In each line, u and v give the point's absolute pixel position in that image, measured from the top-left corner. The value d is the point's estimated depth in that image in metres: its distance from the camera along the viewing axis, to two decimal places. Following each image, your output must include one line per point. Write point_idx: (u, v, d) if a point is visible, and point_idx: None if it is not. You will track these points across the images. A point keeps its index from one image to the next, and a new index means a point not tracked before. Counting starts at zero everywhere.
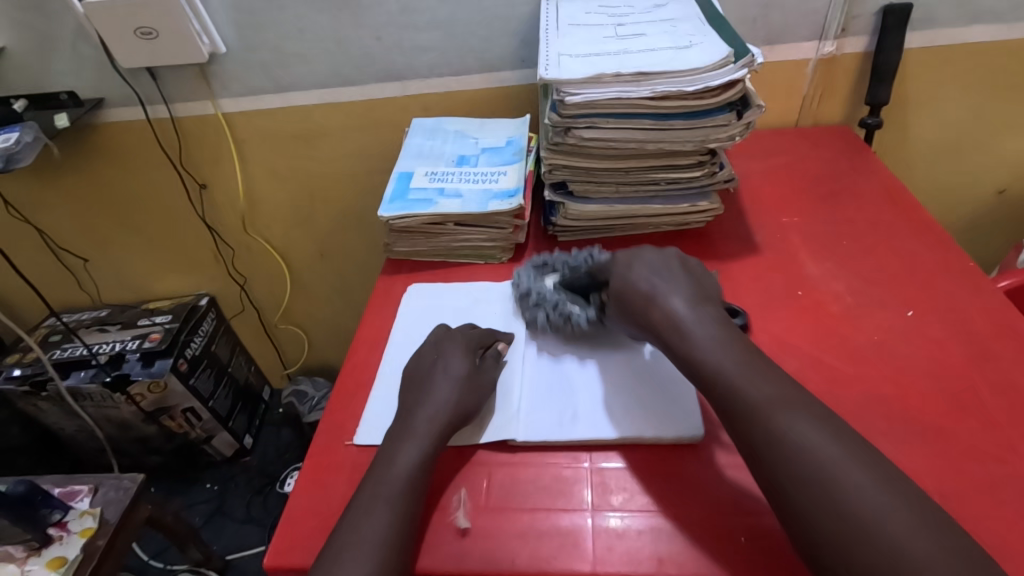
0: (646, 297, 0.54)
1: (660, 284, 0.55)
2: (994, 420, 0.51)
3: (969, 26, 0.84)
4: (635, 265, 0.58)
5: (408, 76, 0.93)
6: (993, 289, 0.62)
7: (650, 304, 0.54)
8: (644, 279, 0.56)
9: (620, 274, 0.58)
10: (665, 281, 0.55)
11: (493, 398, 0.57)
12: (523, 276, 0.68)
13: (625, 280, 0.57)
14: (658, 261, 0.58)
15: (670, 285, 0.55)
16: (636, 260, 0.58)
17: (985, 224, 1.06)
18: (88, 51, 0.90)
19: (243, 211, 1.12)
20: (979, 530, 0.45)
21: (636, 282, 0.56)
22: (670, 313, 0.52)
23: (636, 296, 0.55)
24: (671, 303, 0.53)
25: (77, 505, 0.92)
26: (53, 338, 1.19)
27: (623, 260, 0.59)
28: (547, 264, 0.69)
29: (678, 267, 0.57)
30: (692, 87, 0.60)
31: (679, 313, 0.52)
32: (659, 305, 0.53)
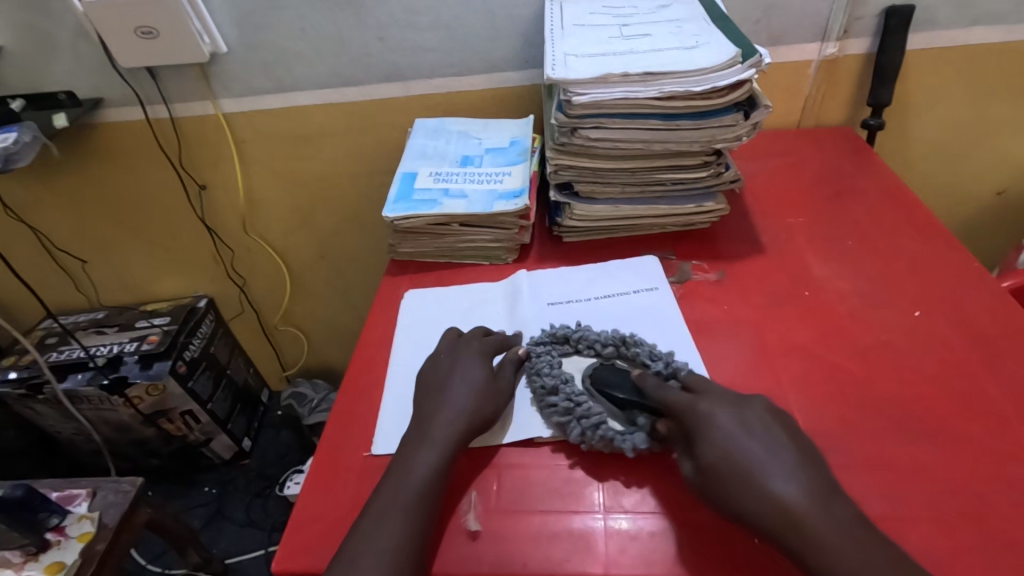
0: (748, 473, 0.44)
1: (762, 457, 0.45)
2: (1003, 419, 0.51)
3: (970, 27, 0.84)
4: (732, 428, 0.46)
5: (410, 77, 0.93)
6: (999, 289, 0.62)
7: (748, 479, 0.44)
8: (740, 445, 0.45)
9: (705, 430, 0.47)
10: (768, 454, 0.45)
11: (512, 402, 0.57)
12: (541, 353, 0.59)
13: (713, 443, 0.46)
14: (752, 423, 0.47)
15: (775, 461, 0.45)
16: (725, 416, 0.47)
17: (985, 225, 1.07)
18: (87, 50, 0.89)
19: (243, 213, 1.11)
20: (991, 528, 0.45)
21: (731, 448, 0.45)
22: (778, 505, 0.42)
23: (728, 464, 0.45)
24: (775, 485, 0.43)
25: (75, 509, 0.91)
26: (50, 340, 1.18)
27: (704, 409, 0.48)
28: (570, 347, 0.60)
29: (776, 430, 0.47)
30: (700, 87, 0.60)
31: (787, 499, 0.43)
32: (761, 487, 0.43)
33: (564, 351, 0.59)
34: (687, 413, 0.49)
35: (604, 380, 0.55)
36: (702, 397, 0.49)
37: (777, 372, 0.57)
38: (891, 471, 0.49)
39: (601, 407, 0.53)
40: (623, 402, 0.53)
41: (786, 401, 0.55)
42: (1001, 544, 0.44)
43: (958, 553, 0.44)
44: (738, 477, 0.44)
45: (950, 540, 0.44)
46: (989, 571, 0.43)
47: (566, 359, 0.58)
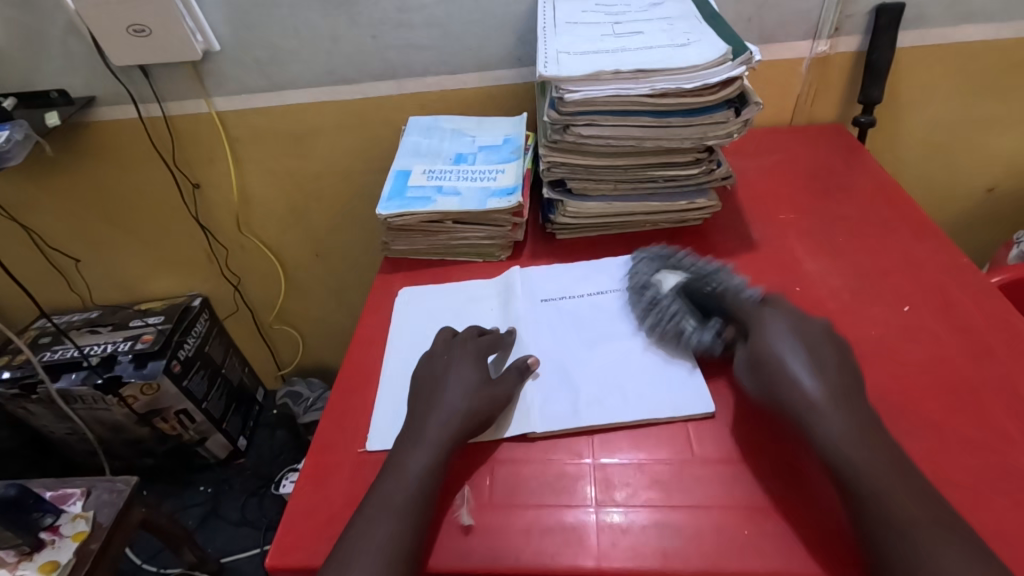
0: (790, 377, 0.49)
1: (797, 354, 0.50)
2: (989, 412, 0.52)
3: (959, 25, 0.85)
4: (780, 335, 0.51)
5: (404, 75, 0.93)
6: (987, 284, 0.62)
7: (778, 366, 0.49)
8: (782, 341, 0.51)
9: (756, 331, 0.53)
10: (805, 353, 0.50)
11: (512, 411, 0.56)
12: (641, 264, 0.66)
13: (760, 337, 0.52)
14: (800, 331, 0.52)
15: (812, 359, 0.49)
16: (775, 322, 0.53)
17: (975, 221, 1.08)
18: (80, 48, 0.89)
19: (237, 211, 1.11)
20: (976, 519, 0.45)
21: (770, 344, 0.51)
22: (801, 392, 0.48)
23: (767, 356, 0.51)
24: (797, 373, 0.49)
25: (69, 509, 0.91)
26: (44, 339, 1.18)
27: (765, 317, 0.54)
28: (669, 262, 0.66)
29: (826, 343, 0.51)
30: (691, 84, 0.60)
31: (807, 386, 0.48)
32: (788, 374, 0.49)
33: (664, 266, 0.65)
34: (748, 315, 0.55)
35: (690, 288, 0.61)
36: (771, 309, 0.54)
37: None
38: None
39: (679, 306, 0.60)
40: (703, 306, 0.60)
41: None
42: (987, 536, 0.44)
43: None
44: (769, 363, 0.50)
45: None
46: None
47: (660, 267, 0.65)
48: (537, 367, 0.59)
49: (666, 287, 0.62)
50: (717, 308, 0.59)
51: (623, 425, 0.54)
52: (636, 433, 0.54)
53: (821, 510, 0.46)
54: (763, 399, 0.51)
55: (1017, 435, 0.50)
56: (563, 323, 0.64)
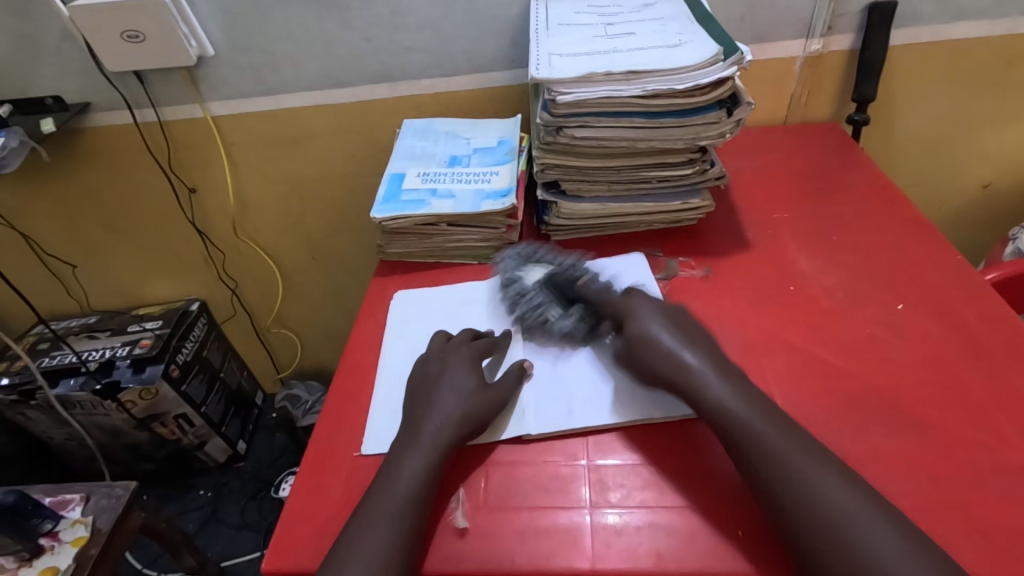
0: (666, 351, 0.53)
1: (669, 334, 0.54)
2: (984, 410, 0.52)
3: (953, 23, 0.85)
4: (647, 312, 0.57)
5: (398, 77, 0.93)
6: (981, 282, 0.63)
7: (662, 345, 0.53)
8: (653, 324, 0.55)
9: (630, 315, 0.57)
10: (676, 333, 0.55)
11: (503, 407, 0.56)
12: (506, 261, 0.70)
13: (635, 323, 0.56)
14: (663, 312, 0.57)
15: (681, 337, 0.54)
16: (646, 307, 0.57)
17: (971, 218, 1.08)
18: (74, 54, 0.89)
19: (233, 215, 1.11)
20: (971, 517, 0.45)
21: (648, 329, 0.55)
22: (679, 364, 0.52)
23: (641, 337, 0.54)
24: (679, 350, 0.53)
25: (68, 514, 0.91)
26: (42, 345, 1.18)
27: (634, 303, 0.58)
28: (534, 260, 0.69)
29: (683, 322, 0.57)
30: (683, 85, 0.61)
31: (687, 360, 0.52)
32: (664, 349, 0.53)
33: (525, 262, 0.69)
34: (619, 304, 0.59)
35: (556, 278, 0.65)
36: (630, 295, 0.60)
37: (764, 367, 0.58)
38: (875, 463, 0.49)
39: (546, 295, 0.64)
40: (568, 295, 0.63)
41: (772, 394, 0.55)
42: (983, 534, 0.44)
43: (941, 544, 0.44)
44: (646, 344, 0.54)
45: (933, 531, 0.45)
46: (970, 559, 0.43)
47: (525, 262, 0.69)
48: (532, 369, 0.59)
49: (530, 281, 0.66)
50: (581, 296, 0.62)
51: (617, 426, 0.54)
52: (630, 434, 0.54)
53: None
54: (635, 371, 0.56)
55: (1012, 433, 0.50)
56: None
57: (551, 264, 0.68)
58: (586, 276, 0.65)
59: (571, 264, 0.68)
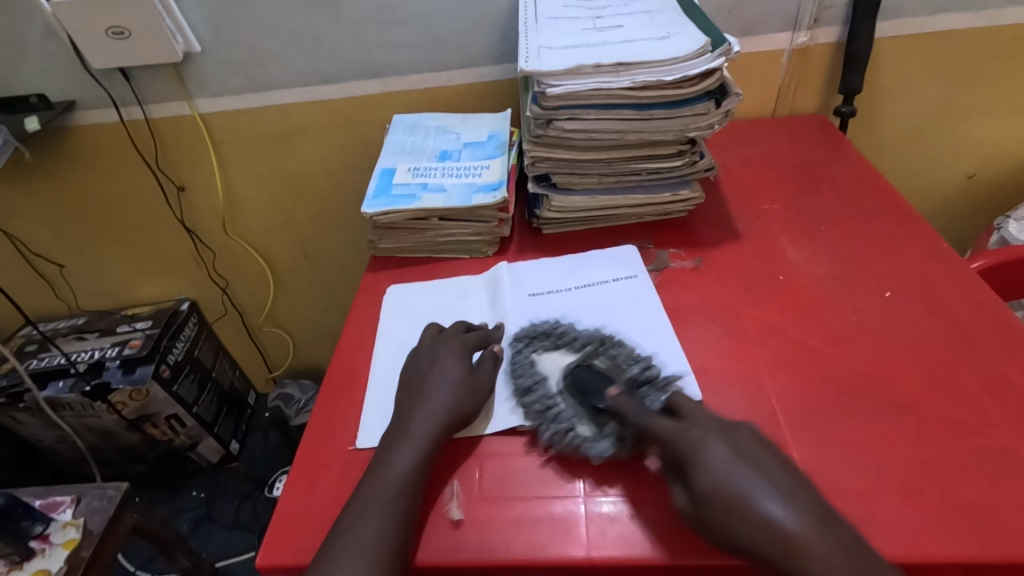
0: (739, 496, 0.42)
1: (749, 476, 0.43)
2: (970, 393, 0.53)
3: (936, 15, 0.86)
4: (710, 452, 0.45)
5: (387, 73, 0.92)
6: (966, 269, 0.63)
7: (739, 502, 0.42)
8: (727, 468, 0.44)
9: (690, 455, 0.45)
10: (755, 474, 0.43)
11: (492, 401, 0.56)
12: (518, 353, 0.60)
13: (699, 471, 0.44)
14: (731, 443, 0.46)
15: (766, 479, 0.43)
16: (706, 445, 0.45)
17: (958, 208, 1.09)
18: (57, 52, 0.88)
19: (222, 213, 1.10)
20: (961, 498, 0.46)
21: (716, 472, 0.44)
22: (774, 528, 0.41)
23: (711, 492, 0.43)
24: (766, 505, 0.42)
25: (59, 517, 0.90)
26: (30, 347, 1.17)
27: (687, 433, 0.47)
28: (549, 344, 0.60)
29: (761, 449, 0.46)
30: (671, 77, 0.61)
31: (776, 519, 0.41)
32: (750, 509, 0.42)
33: (544, 345, 0.60)
34: (665, 437, 0.47)
35: (579, 381, 0.55)
36: (685, 427, 0.47)
37: (753, 356, 0.58)
38: (864, 446, 0.50)
39: (571, 409, 0.53)
40: (598, 405, 0.52)
41: (761, 380, 0.56)
42: (967, 512, 0.45)
43: (931, 524, 0.45)
44: (725, 501, 0.42)
45: (919, 510, 0.46)
46: (961, 538, 0.44)
47: (545, 356, 0.59)
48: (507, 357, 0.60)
49: (552, 383, 0.56)
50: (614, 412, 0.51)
51: None
52: None
53: None
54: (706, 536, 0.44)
55: (997, 416, 0.51)
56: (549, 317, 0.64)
57: (577, 351, 0.59)
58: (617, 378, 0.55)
59: (598, 350, 0.58)
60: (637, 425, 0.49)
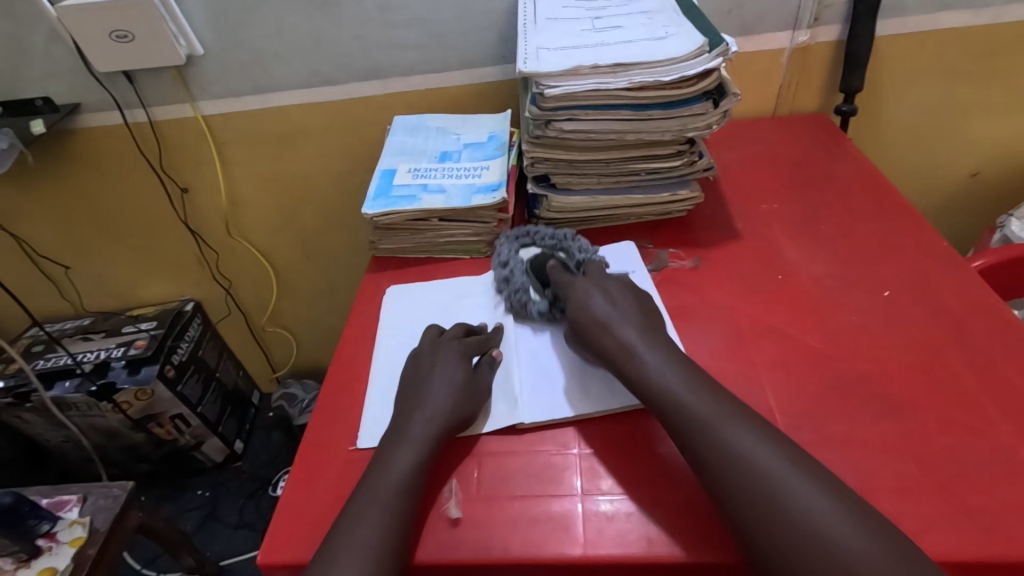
0: (605, 324, 0.55)
1: (612, 313, 0.56)
2: (970, 394, 0.52)
3: (938, 13, 0.86)
4: (592, 295, 0.58)
5: (388, 74, 0.93)
6: (966, 269, 0.63)
7: (602, 330, 0.55)
8: (598, 305, 0.57)
9: (575, 298, 0.59)
10: (618, 312, 0.56)
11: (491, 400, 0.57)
12: (503, 244, 0.70)
13: (576, 308, 0.58)
14: (607, 292, 0.59)
15: (622, 314, 0.56)
16: (591, 292, 0.59)
17: (961, 206, 1.08)
18: (62, 55, 0.89)
19: (226, 214, 1.11)
20: (960, 498, 0.46)
21: (589, 306, 0.57)
22: (619, 345, 0.54)
23: (587, 321, 0.56)
24: (621, 332, 0.54)
25: (66, 515, 0.91)
26: (36, 348, 1.18)
27: (580, 285, 0.60)
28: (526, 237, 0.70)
29: (628, 297, 0.58)
30: (669, 77, 0.61)
31: (629, 343, 0.54)
32: (609, 334, 0.55)
33: (523, 242, 0.70)
34: (567, 289, 0.61)
35: (534, 261, 0.67)
36: (581, 280, 0.60)
37: (752, 356, 0.59)
38: (863, 447, 0.50)
39: (526, 279, 0.66)
40: (543, 278, 0.65)
41: (759, 380, 0.56)
42: (967, 513, 0.45)
43: (929, 525, 0.45)
44: (592, 326, 0.56)
45: (919, 511, 0.46)
46: (961, 539, 0.44)
47: (523, 249, 0.70)
48: (501, 358, 0.61)
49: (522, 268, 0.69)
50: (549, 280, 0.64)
51: (607, 415, 0.55)
52: (621, 422, 0.54)
53: None
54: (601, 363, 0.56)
55: (997, 416, 0.51)
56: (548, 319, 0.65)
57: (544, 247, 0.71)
58: (564, 258, 0.67)
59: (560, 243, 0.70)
60: (557, 285, 0.62)
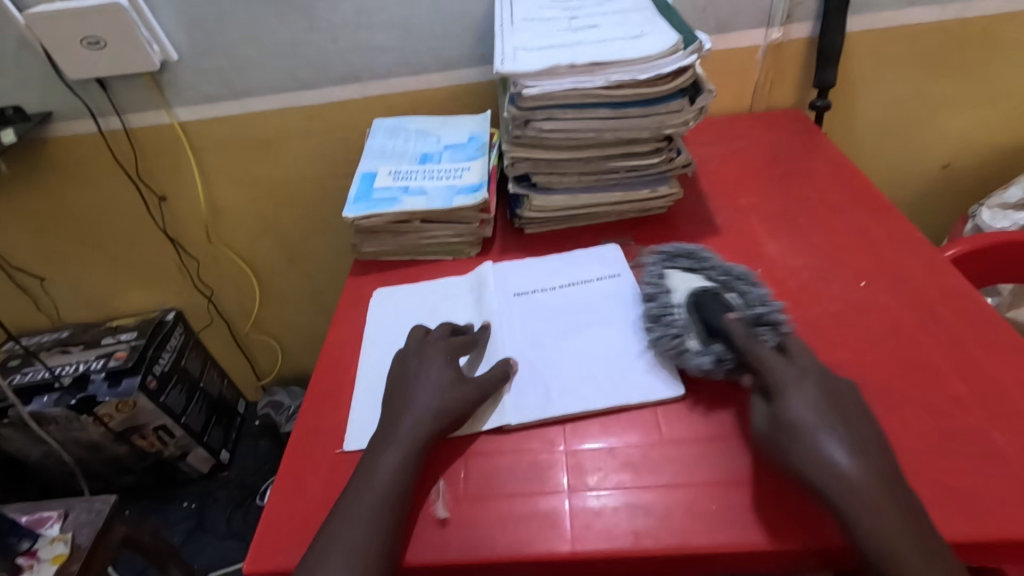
0: (808, 430, 0.46)
1: (825, 427, 0.46)
2: (944, 379, 0.54)
3: (906, 9, 0.88)
4: (798, 394, 0.48)
5: (367, 77, 0.93)
6: (940, 259, 0.65)
7: (804, 437, 0.46)
8: (811, 409, 0.47)
9: (777, 391, 0.49)
10: (831, 425, 0.46)
11: (492, 401, 0.57)
12: (655, 263, 0.64)
13: (785, 405, 0.48)
14: (827, 398, 0.48)
15: (830, 426, 0.46)
16: (801, 387, 0.48)
17: (934, 197, 1.11)
18: (33, 62, 0.88)
19: (206, 221, 1.10)
20: (937, 482, 0.47)
21: (795, 410, 0.47)
22: (829, 467, 0.44)
23: (793, 422, 0.46)
24: (831, 449, 0.45)
25: (46, 532, 0.89)
26: (13, 362, 1.16)
27: (784, 374, 0.49)
28: (687, 263, 0.63)
29: (852, 409, 0.48)
30: (645, 75, 0.62)
31: (838, 464, 0.44)
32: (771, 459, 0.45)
33: (681, 265, 0.63)
34: (765, 368, 0.50)
35: (701, 298, 0.57)
36: (784, 367, 0.50)
37: None
38: None
39: (687, 323, 0.57)
40: (707, 326, 0.56)
41: None
42: (943, 495, 0.46)
43: None
44: (796, 434, 0.46)
45: None
46: (937, 524, 0.44)
47: (671, 272, 0.63)
48: (517, 364, 0.59)
49: (677, 295, 0.60)
50: (721, 332, 0.54)
51: (592, 413, 0.55)
52: (609, 421, 0.55)
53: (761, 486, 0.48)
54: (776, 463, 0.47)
55: (969, 400, 0.52)
56: (537, 317, 0.65)
57: (714, 277, 0.61)
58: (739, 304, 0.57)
59: (730, 281, 0.60)
60: (744, 353, 0.51)
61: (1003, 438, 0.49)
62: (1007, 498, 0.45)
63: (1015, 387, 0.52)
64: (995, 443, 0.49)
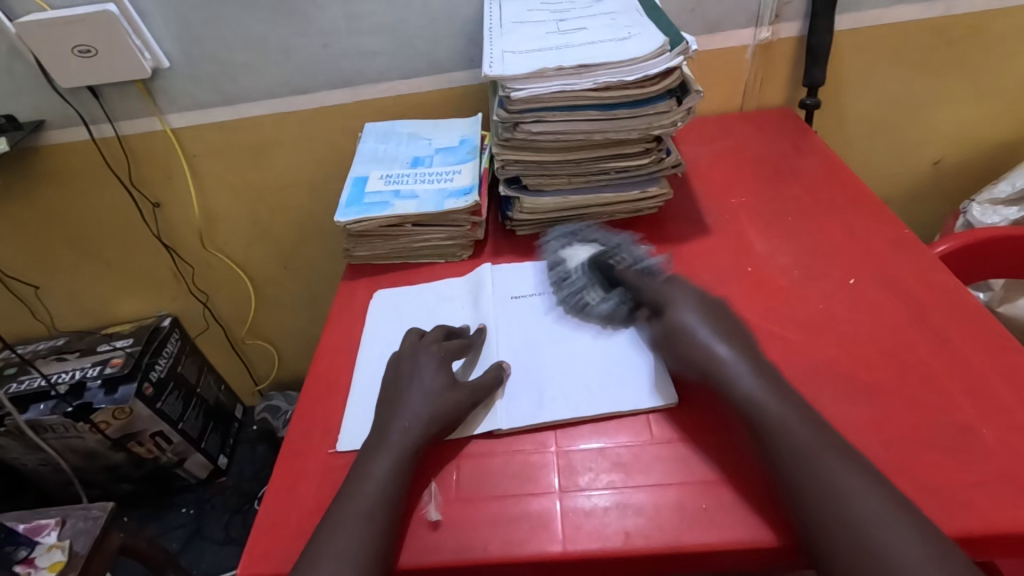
0: (693, 333, 0.53)
1: (706, 325, 0.54)
2: (933, 375, 0.54)
3: (894, 6, 0.88)
4: (680, 299, 0.56)
5: (358, 82, 0.93)
6: (930, 255, 0.65)
7: (687, 334, 0.54)
8: (691, 313, 0.55)
9: (662, 301, 0.57)
10: (712, 323, 0.54)
11: (484, 407, 0.57)
12: (551, 242, 0.72)
13: (671, 312, 0.56)
14: (705, 304, 0.56)
15: (714, 327, 0.54)
16: (682, 297, 0.57)
17: (926, 193, 1.11)
18: (24, 71, 0.88)
19: (200, 228, 1.10)
20: (927, 478, 0.47)
21: (681, 317, 0.55)
22: (713, 355, 0.52)
23: (677, 325, 0.54)
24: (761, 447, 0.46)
25: (43, 540, 0.90)
26: (9, 370, 1.16)
27: (668, 289, 0.58)
28: (579, 237, 0.71)
29: (729, 320, 0.55)
30: (632, 77, 0.62)
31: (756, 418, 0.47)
32: None
33: (574, 241, 0.71)
34: (658, 292, 0.58)
35: (597, 260, 0.66)
36: (669, 287, 0.59)
37: None
38: None
39: (586, 279, 0.66)
40: (606, 280, 0.65)
41: None
42: (932, 491, 0.46)
43: None
44: (681, 333, 0.54)
45: None
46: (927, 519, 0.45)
47: (570, 245, 0.71)
48: (509, 368, 0.60)
49: (574, 262, 0.68)
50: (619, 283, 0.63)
51: (585, 419, 0.55)
52: (600, 423, 0.55)
53: (754, 482, 0.48)
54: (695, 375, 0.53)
55: (959, 395, 0.52)
56: (532, 321, 0.65)
57: (601, 245, 0.69)
58: (628, 260, 0.66)
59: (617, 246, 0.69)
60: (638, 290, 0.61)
61: (992, 433, 0.49)
62: (997, 495, 0.45)
63: (1004, 383, 0.52)
64: (985, 438, 0.49)
